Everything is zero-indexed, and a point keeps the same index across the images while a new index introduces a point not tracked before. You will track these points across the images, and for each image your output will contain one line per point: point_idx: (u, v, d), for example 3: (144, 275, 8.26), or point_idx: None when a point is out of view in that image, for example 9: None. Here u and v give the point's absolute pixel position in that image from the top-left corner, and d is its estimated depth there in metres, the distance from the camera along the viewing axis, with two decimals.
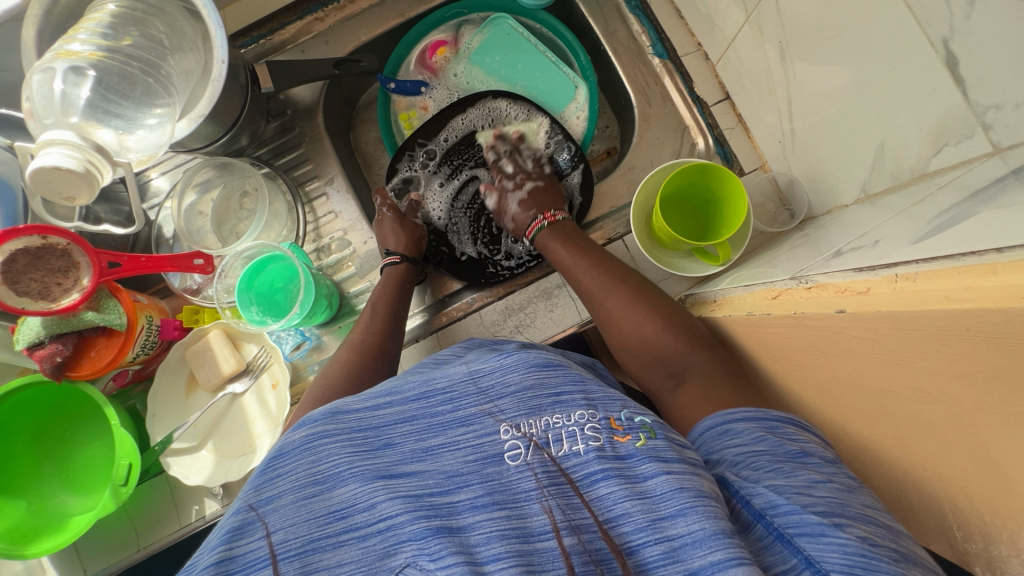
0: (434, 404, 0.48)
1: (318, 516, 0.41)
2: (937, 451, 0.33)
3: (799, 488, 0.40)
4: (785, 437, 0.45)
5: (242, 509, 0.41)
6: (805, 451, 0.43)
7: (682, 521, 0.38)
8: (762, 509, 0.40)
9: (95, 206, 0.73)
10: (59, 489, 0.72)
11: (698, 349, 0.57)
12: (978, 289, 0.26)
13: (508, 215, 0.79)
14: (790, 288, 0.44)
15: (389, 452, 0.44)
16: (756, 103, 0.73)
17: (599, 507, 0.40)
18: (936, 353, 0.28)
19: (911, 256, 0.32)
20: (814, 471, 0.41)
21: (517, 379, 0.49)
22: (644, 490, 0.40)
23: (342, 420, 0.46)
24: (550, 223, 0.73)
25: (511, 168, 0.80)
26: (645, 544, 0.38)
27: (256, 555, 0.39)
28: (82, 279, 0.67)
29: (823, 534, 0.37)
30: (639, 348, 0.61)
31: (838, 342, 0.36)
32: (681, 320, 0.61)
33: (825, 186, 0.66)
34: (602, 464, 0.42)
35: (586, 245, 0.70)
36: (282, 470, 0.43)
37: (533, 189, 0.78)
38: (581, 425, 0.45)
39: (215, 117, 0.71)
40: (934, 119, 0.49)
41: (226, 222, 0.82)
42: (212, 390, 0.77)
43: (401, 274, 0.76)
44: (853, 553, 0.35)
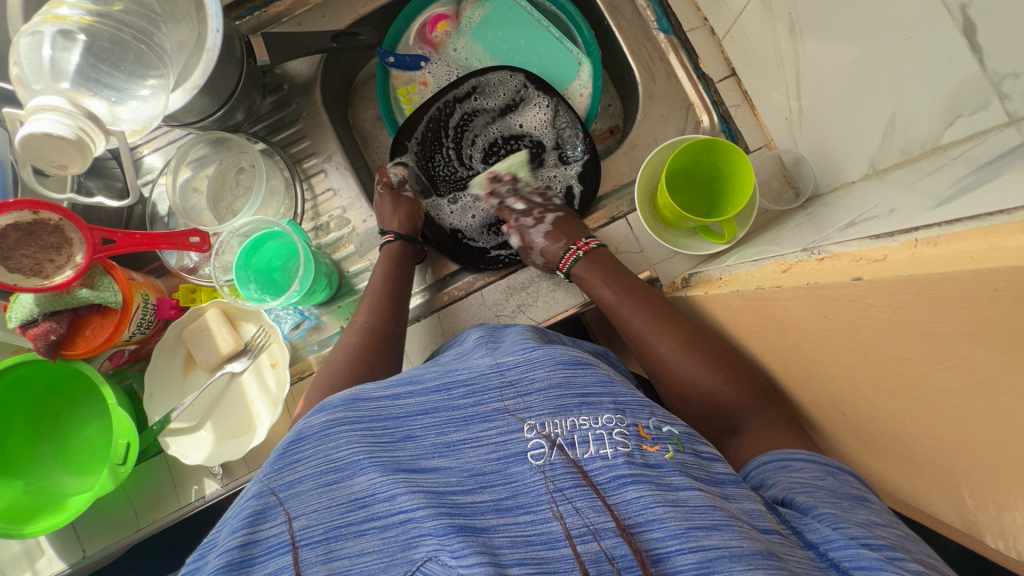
0: (456, 396, 0.47)
1: (339, 505, 0.40)
2: (952, 420, 0.33)
3: (857, 523, 0.41)
4: (848, 483, 0.46)
5: (262, 494, 0.41)
6: (867, 496, 0.44)
7: (717, 534, 0.38)
8: (815, 541, 0.40)
9: (88, 180, 0.71)
10: (55, 469, 0.71)
11: (761, 404, 0.55)
12: (1007, 248, 0.25)
13: (535, 250, 0.75)
14: (803, 260, 0.43)
15: (411, 445, 0.44)
16: (763, 78, 0.72)
17: (624, 511, 0.40)
18: (959, 319, 0.28)
19: (931, 220, 0.31)
20: (873, 514, 0.42)
21: (545, 376, 0.48)
22: (678, 499, 0.40)
23: (363, 408, 0.45)
24: (584, 253, 0.71)
25: (523, 206, 0.79)
26: (677, 552, 0.37)
27: (279, 540, 0.39)
28: (76, 256, 0.65)
29: (881, 567, 0.36)
30: (697, 399, 0.59)
31: (852, 310, 0.35)
32: (743, 369, 0.58)
33: (832, 163, 0.65)
34: (631, 470, 0.42)
35: (628, 278, 0.68)
36: (302, 455, 0.43)
37: (554, 220, 0.76)
38: (609, 429, 0.45)
39: (210, 90, 0.70)
40: (949, 89, 0.48)
41: (223, 199, 0.80)
42: (211, 368, 0.76)
43: (397, 253, 0.74)
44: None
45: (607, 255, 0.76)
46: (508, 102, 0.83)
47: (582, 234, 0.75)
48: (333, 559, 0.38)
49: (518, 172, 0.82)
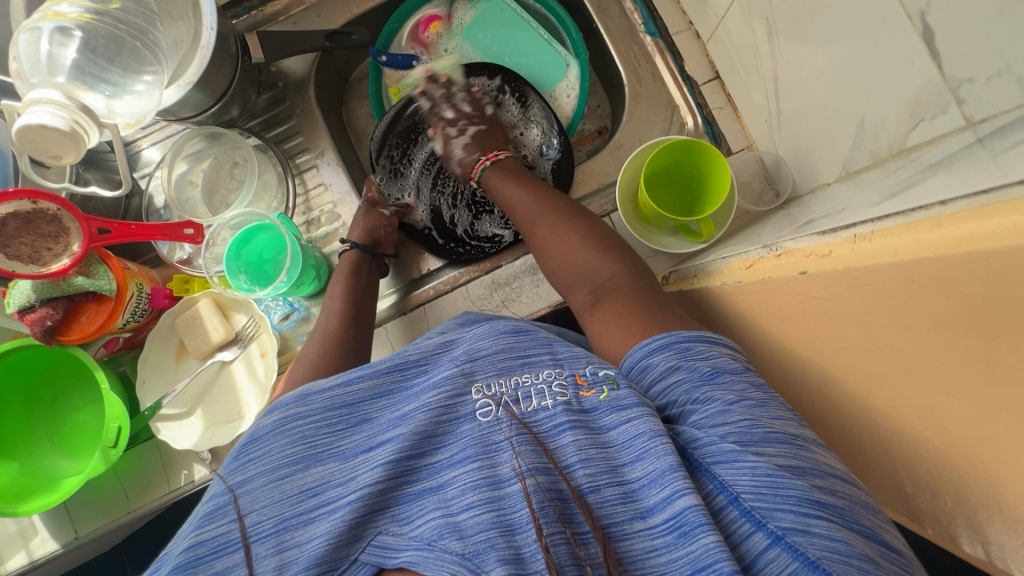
0: (408, 375, 0.51)
1: (290, 496, 0.43)
2: (890, 408, 0.34)
3: (713, 416, 0.41)
4: (698, 361, 0.45)
5: (217, 495, 0.43)
6: (717, 372, 0.43)
7: (640, 465, 0.39)
8: (685, 443, 0.41)
9: (86, 172, 0.73)
10: (51, 451, 0.74)
11: (611, 262, 0.60)
12: (924, 241, 0.26)
13: (454, 160, 0.79)
14: (763, 256, 0.45)
15: (365, 428, 0.47)
16: (744, 81, 0.73)
17: (562, 454, 0.41)
18: (887, 308, 0.29)
19: (870, 216, 0.33)
20: (727, 393, 0.42)
21: (489, 344, 0.50)
22: (607, 441, 0.42)
23: (314, 401, 0.47)
24: (492, 163, 0.75)
25: (451, 114, 0.79)
26: (604, 485, 0.39)
27: (227, 538, 0.40)
28: (73, 245, 0.68)
29: (735, 459, 0.37)
30: (562, 263, 0.64)
31: (801, 303, 0.37)
32: (602, 235, 0.64)
33: (809, 164, 0.67)
34: (569, 416, 0.43)
35: (526, 178, 0.72)
36: (255, 453, 0.45)
37: (477, 133, 0.78)
38: (550, 382, 0.46)
39: (204, 86, 0.72)
40: (912, 93, 0.49)
41: (217, 192, 0.82)
42: (202, 357, 0.78)
43: (353, 262, 0.75)
44: (760, 475, 0.36)
45: None
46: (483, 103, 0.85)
47: (499, 146, 0.78)
48: (285, 548, 0.40)
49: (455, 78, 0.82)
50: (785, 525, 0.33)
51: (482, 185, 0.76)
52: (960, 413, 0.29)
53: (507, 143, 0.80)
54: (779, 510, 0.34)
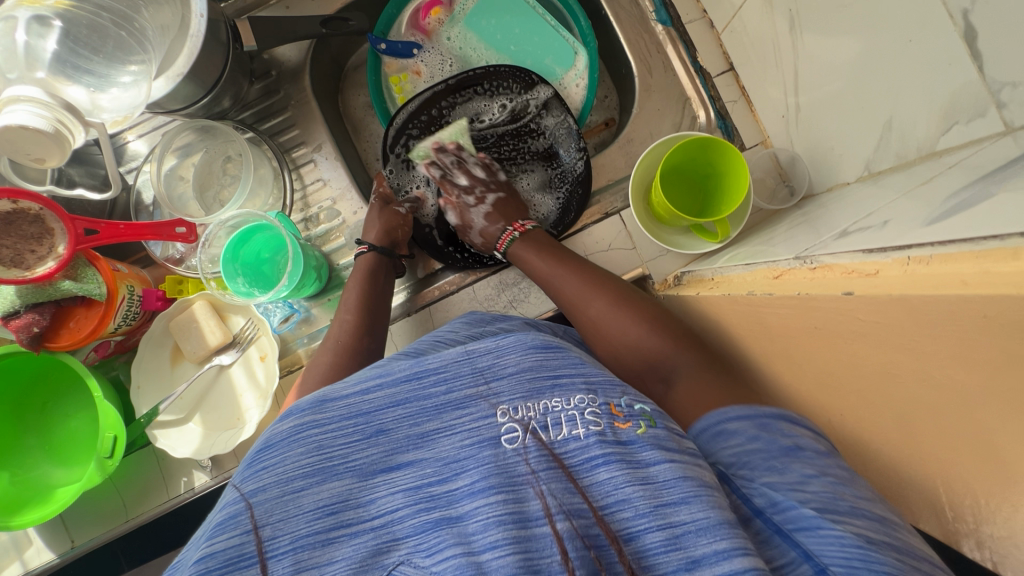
0: (427, 385, 0.46)
1: (306, 512, 0.39)
2: (936, 436, 0.33)
3: (793, 484, 0.42)
4: (779, 435, 0.45)
5: (229, 505, 0.39)
6: (799, 446, 0.44)
7: (685, 509, 0.39)
8: (761, 507, 0.43)
9: (69, 168, 0.69)
10: (42, 460, 0.71)
11: (685, 350, 0.56)
12: (998, 274, 0.25)
13: (474, 230, 0.76)
14: (794, 268, 0.43)
15: (382, 440, 0.43)
16: (761, 75, 0.71)
17: (597, 493, 0.40)
18: (948, 340, 0.28)
19: (926, 237, 0.31)
20: (807, 466, 0.43)
21: (515, 360, 0.48)
22: (648, 477, 0.41)
23: (331, 408, 0.44)
24: (520, 234, 0.71)
25: (467, 181, 0.79)
26: (647, 530, 0.38)
27: (239, 551, 0.37)
28: (58, 246, 0.64)
29: (820, 527, 0.39)
30: (627, 349, 0.58)
31: (841, 324, 0.35)
32: (671, 321, 0.59)
33: (828, 163, 0.65)
34: (604, 449, 0.42)
35: (563, 253, 0.68)
36: (269, 461, 0.41)
37: (497, 202, 0.77)
38: (582, 409, 0.44)
39: (194, 76, 0.68)
40: (947, 96, 0.48)
41: (209, 188, 0.78)
42: (199, 361, 0.76)
43: (370, 266, 0.73)
44: (850, 546, 0.37)
45: (600, 251, 0.74)
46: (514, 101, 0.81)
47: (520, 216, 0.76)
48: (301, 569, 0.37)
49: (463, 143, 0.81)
50: None
51: (510, 257, 0.72)
52: (1019, 448, 0.28)
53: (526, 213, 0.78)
54: None
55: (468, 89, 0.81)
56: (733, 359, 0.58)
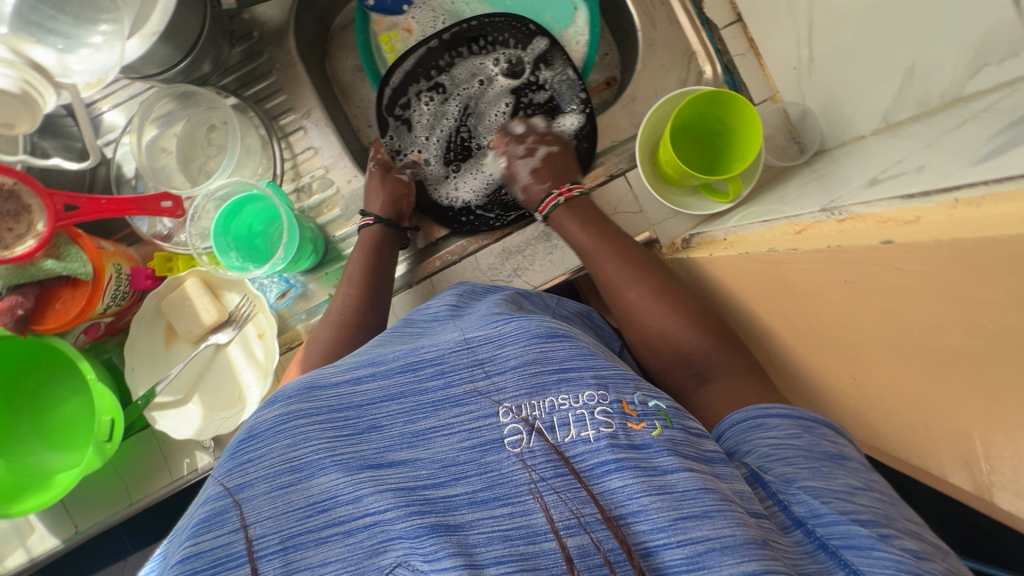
0: (424, 378, 0.45)
1: (296, 509, 0.37)
2: (978, 386, 0.32)
3: (840, 493, 0.39)
4: (823, 439, 0.43)
5: (213, 498, 0.38)
6: (844, 455, 0.42)
7: (707, 523, 0.35)
8: (802, 517, 0.39)
9: (43, 140, 0.65)
10: (39, 446, 0.69)
11: (724, 350, 0.55)
12: None
13: (519, 183, 0.73)
14: (821, 221, 0.41)
15: (375, 436, 0.41)
16: (771, 24, 0.68)
17: (609, 500, 0.37)
18: (1003, 285, 0.26)
19: (975, 177, 0.29)
20: (853, 477, 0.40)
21: (517, 355, 0.45)
22: (666, 484, 0.37)
23: (320, 397, 0.43)
24: (566, 200, 0.69)
25: (521, 130, 0.75)
26: (665, 545, 0.35)
27: (228, 551, 0.35)
28: (36, 224, 0.60)
29: (872, 547, 0.35)
30: (663, 345, 0.58)
31: (878, 275, 0.34)
32: (710, 318, 0.58)
33: (842, 116, 0.62)
34: (616, 454, 0.39)
35: (607, 226, 0.66)
36: (254, 453, 0.40)
37: (547, 155, 0.72)
38: (591, 408, 0.42)
39: (171, 39, 0.63)
40: (975, 38, 0.45)
41: (194, 159, 0.74)
42: (194, 340, 0.73)
43: (375, 237, 0.70)
44: (906, 570, 0.34)
45: (607, 216, 0.72)
46: (511, 54, 0.78)
47: (572, 176, 0.72)
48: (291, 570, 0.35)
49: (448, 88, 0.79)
50: None
51: (552, 224, 0.69)
52: None
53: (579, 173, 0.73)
54: None
55: (463, 45, 0.78)
56: (749, 318, 0.57)
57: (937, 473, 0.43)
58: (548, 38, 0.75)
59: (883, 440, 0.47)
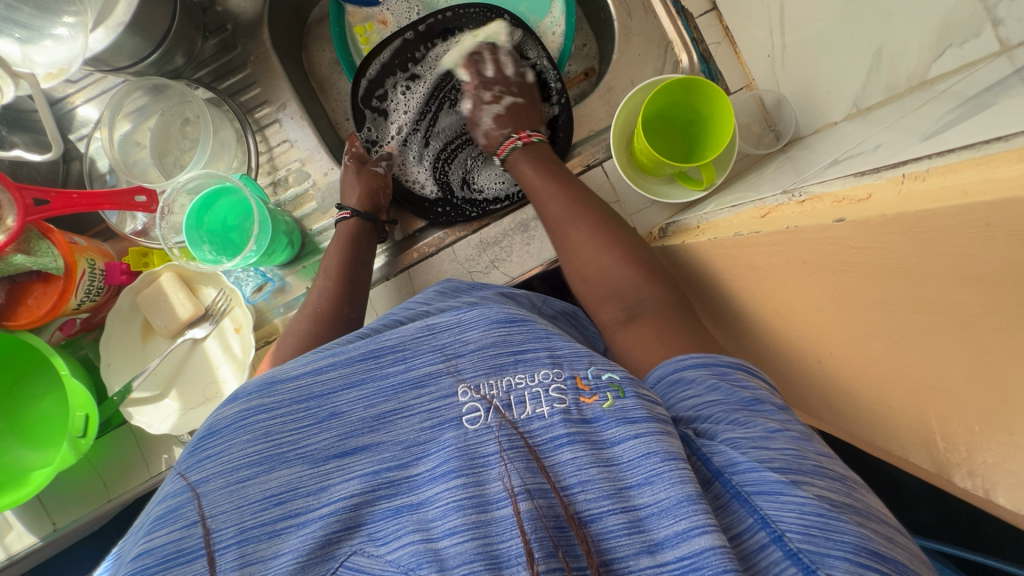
0: (385, 363, 0.43)
1: (252, 502, 0.37)
2: (932, 363, 0.32)
3: (756, 440, 0.38)
4: (738, 386, 0.43)
5: (171, 495, 0.37)
6: (759, 399, 0.41)
7: (648, 489, 0.35)
8: (721, 466, 0.38)
9: (11, 134, 0.64)
10: (14, 444, 0.68)
11: (654, 284, 0.55)
12: (1002, 180, 0.23)
13: (481, 129, 0.73)
14: (783, 204, 0.41)
15: (335, 424, 0.40)
16: (744, 12, 0.68)
17: (560, 474, 0.37)
18: (947, 257, 0.26)
19: (923, 153, 0.29)
20: (769, 420, 0.40)
21: (477, 337, 0.45)
22: (610, 458, 0.37)
23: (279, 391, 0.41)
24: (524, 143, 0.69)
25: (490, 74, 0.74)
26: (607, 513, 0.35)
27: (178, 547, 0.34)
28: (6, 219, 0.58)
29: (780, 492, 0.35)
30: (595, 278, 0.58)
31: (833, 254, 0.34)
32: (646, 259, 0.58)
33: (815, 103, 0.62)
34: (568, 428, 0.39)
35: (559, 171, 0.66)
36: (213, 449, 0.39)
37: (512, 104, 0.72)
38: (546, 385, 0.42)
39: (140, 30, 0.63)
40: (939, 19, 0.45)
41: (169, 153, 0.74)
42: (171, 335, 0.73)
43: (353, 230, 0.70)
44: (810, 514, 0.33)
45: None
46: (486, 45, 0.78)
47: (531, 126, 0.72)
48: (248, 562, 0.35)
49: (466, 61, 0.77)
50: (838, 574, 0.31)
51: (508, 166, 0.70)
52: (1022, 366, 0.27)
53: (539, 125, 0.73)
54: (831, 556, 0.31)
55: (438, 37, 0.78)
56: (720, 305, 0.57)
57: (900, 454, 0.43)
58: (522, 26, 0.75)
59: (849, 422, 0.47)
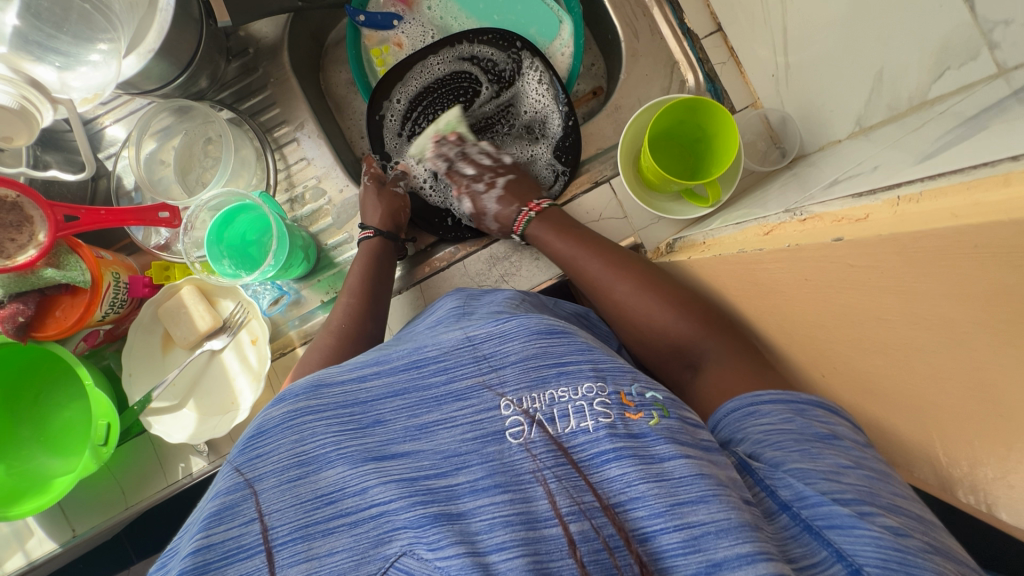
0: (426, 374, 0.44)
1: (306, 501, 0.38)
2: (931, 379, 0.33)
3: (826, 474, 0.39)
4: (815, 421, 0.43)
5: (222, 492, 0.38)
6: (835, 435, 0.41)
7: (703, 509, 0.35)
8: (789, 500, 0.39)
9: (45, 154, 0.68)
10: (38, 451, 0.70)
11: (713, 333, 0.54)
12: (988, 204, 0.24)
13: (488, 216, 0.74)
14: (785, 222, 0.42)
15: (379, 431, 0.41)
16: (749, 34, 0.69)
17: (607, 490, 0.37)
18: (938, 278, 0.27)
19: (916, 175, 0.30)
20: (843, 457, 0.40)
21: (518, 348, 0.44)
22: (663, 472, 0.37)
23: (326, 394, 0.42)
24: (537, 214, 0.70)
25: (478, 165, 0.77)
26: (662, 530, 0.35)
27: (240, 543, 0.36)
28: (38, 234, 0.62)
29: (853, 526, 0.35)
30: (656, 335, 0.59)
31: (833, 272, 0.35)
32: (695, 299, 0.58)
33: (819, 122, 0.63)
34: (614, 444, 0.39)
35: (582, 232, 0.67)
36: (263, 449, 0.40)
37: (507, 184, 0.75)
38: (590, 399, 0.41)
39: (167, 53, 0.66)
40: (939, 39, 0.46)
41: (191, 171, 0.76)
42: (190, 347, 0.75)
43: (375, 249, 0.72)
44: (887, 547, 0.34)
45: (591, 222, 0.73)
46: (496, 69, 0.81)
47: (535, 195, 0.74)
48: (311, 558, 0.36)
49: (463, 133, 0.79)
50: None
51: (527, 239, 0.71)
52: (1012, 382, 0.28)
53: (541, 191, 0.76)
54: None
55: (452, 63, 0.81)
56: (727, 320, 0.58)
57: (906, 469, 0.43)
58: (531, 48, 0.77)
59: None
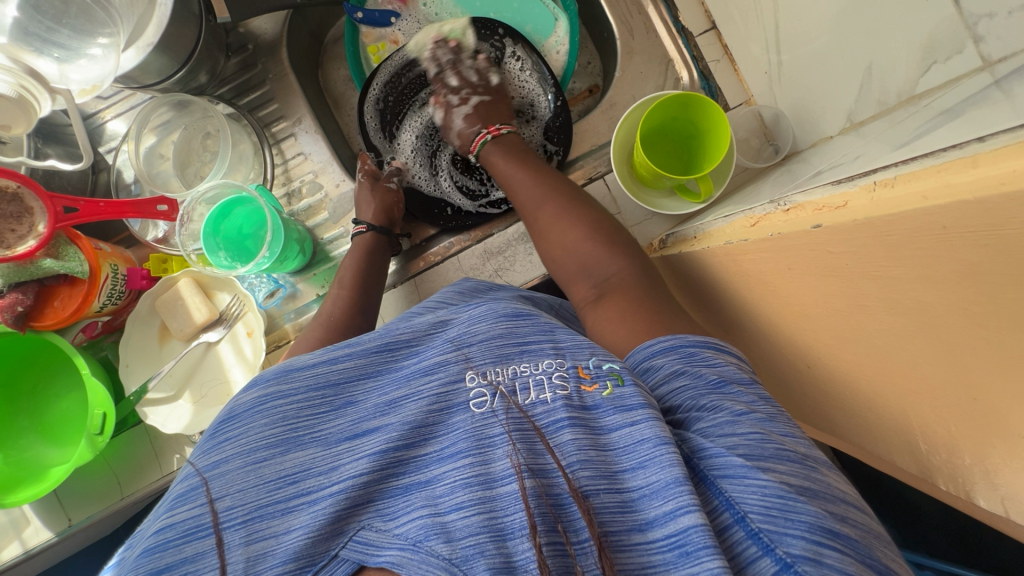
0: (399, 359, 0.46)
1: (268, 481, 0.38)
2: (908, 365, 0.33)
3: (720, 427, 0.38)
4: (704, 367, 0.42)
5: (190, 477, 0.39)
6: (725, 381, 0.41)
7: (643, 472, 0.35)
8: (689, 454, 0.38)
9: (46, 147, 0.68)
10: (35, 441, 0.70)
11: (617, 258, 0.57)
12: (957, 185, 0.24)
13: (453, 131, 0.77)
14: (769, 213, 0.41)
15: (350, 411, 0.43)
16: (743, 31, 0.70)
17: (562, 453, 0.37)
18: (913, 262, 0.28)
19: (894, 161, 0.30)
20: (736, 403, 0.39)
21: (485, 328, 0.46)
22: (607, 443, 0.38)
23: (297, 379, 0.44)
24: (493, 137, 0.72)
25: (455, 81, 0.77)
26: (602, 490, 0.35)
27: (198, 522, 0.36)
28: (38, 225, 0.63)
29: (745, 475, 0.34)
30: (569, 257, 0.60)
31: (814, 259, 0.35)
32: (613, 229, 0.60)
33: (811, 118, 0.63)
34: (568, 413, 0.39)
35: (529, 159, 0.70)
36: (232, 433, 0.41)
37: (480, 104, 0.76)
38: (549, 373, 0.42)
39: (167, 48, 0.67)
40: (925, 35, 0.47)
41: (190, 165, 0.77)
42: (186, 339, 0.76)
43: (369, 244, 0.72)
44: (771, 495, 0.33)
45: None
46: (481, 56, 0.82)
47: (501, 120, 0.75)
48: (257, 540, 0.36)
49: (463, 40, 0.79)
50: (796, 552, 0.31)
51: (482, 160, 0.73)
52: (986, 365, 0.28)
53: (510, 117, 0.77)
54: (788, 535, 0.31)
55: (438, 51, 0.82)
56: (716, 313, 0.58)
57: (891, 460, 0.43)
58: (516, 34, 0.79)
59: (844, 431, 0.48)
